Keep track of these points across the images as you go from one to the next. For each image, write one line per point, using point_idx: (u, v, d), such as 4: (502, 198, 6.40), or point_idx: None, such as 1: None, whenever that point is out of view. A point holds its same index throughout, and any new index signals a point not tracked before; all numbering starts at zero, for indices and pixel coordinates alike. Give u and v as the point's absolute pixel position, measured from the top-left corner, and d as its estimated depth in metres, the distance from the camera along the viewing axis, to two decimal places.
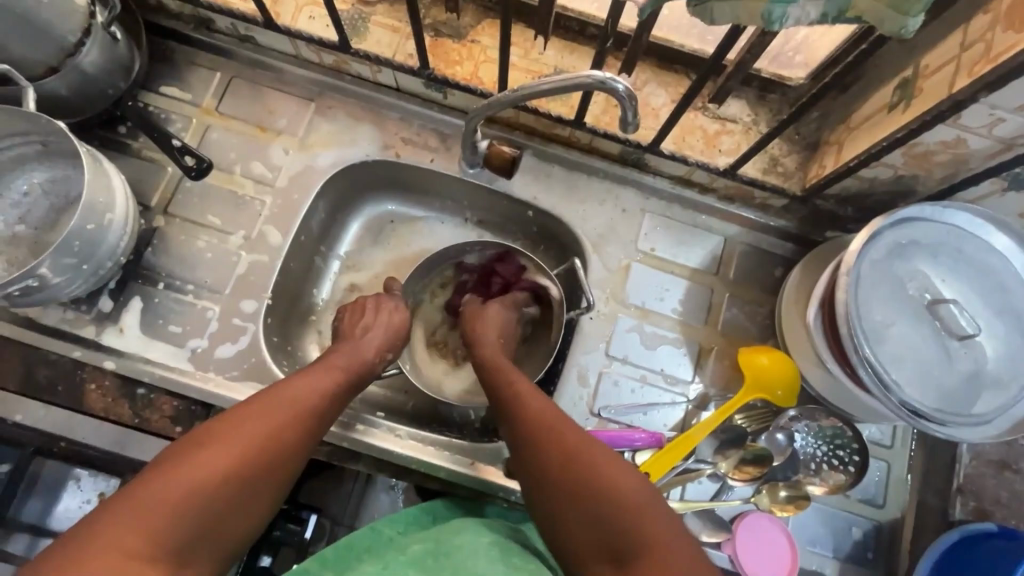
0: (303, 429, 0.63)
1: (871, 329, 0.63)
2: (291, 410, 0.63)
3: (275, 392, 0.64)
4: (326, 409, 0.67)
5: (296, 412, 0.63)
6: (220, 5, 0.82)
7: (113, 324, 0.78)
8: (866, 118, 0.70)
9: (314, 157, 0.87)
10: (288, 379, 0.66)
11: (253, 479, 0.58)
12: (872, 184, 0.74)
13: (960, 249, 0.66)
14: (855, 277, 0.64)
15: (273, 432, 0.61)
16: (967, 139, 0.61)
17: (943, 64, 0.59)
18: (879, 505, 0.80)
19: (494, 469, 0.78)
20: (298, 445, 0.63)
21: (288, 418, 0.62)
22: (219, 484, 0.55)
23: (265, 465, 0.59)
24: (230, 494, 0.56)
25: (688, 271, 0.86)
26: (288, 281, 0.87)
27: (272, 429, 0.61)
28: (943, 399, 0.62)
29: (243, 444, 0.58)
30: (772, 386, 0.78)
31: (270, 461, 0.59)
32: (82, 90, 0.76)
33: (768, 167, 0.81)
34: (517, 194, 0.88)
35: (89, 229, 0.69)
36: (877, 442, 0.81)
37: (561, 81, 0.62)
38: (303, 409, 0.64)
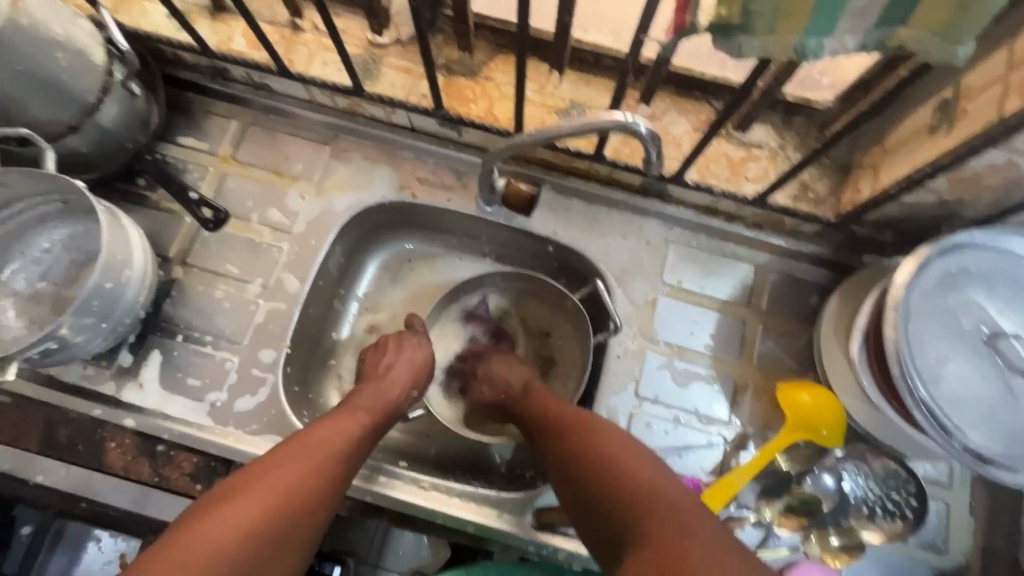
0: (337, 472, 0.62)
1: (926, 368, 0.59)
2: (322, 455, 0.62)
3: (302, 438, 0.63)
4: (352, 449, 0.65)
5: (323, 453, 0.62)
6: (235, 56, 0.83)
7: (133, 379, 0.77)
8: (904, 141, 0.66)
9: (330, 202, 0.86)
10: (313, 426, 0.65)
11: (289, 523, 0.55)
12: (913, 209, 0.70)
13: (1016, 277, 0.62)
14: (906, 311, 0.60)
15: (306, 475, 0.59)
16: (1019, 162, 0.57)
17: (988, 85, 0.55)
18: (941, 549, 0.74)
19: (523, 520, 0.74)
20: (331, 486, 0.60)
21: (320, 462, 0.61)
22: (252, 531, 0.52)
23: (298, 509, 0.57)
24: (265, 540, 0.53)
25: (718, 302, 0.83)
26: (306, 327, 0.86)
27: (297, 472, 0.59)
28: (1010, 441, 0.58)
29: (274, 486, 0.57)
30: (817, 424, 0.73)
31: (305, 507, 0.57)
32: (101, 147, 0.77)
33: (799, 193, 0.78)
34: (537, 230, 0.85)
35: (108, 287, 0.69)
36: (934, 481, 0.75)
37: (579, 126, 0.60)
38: (333, 450, 0.63)
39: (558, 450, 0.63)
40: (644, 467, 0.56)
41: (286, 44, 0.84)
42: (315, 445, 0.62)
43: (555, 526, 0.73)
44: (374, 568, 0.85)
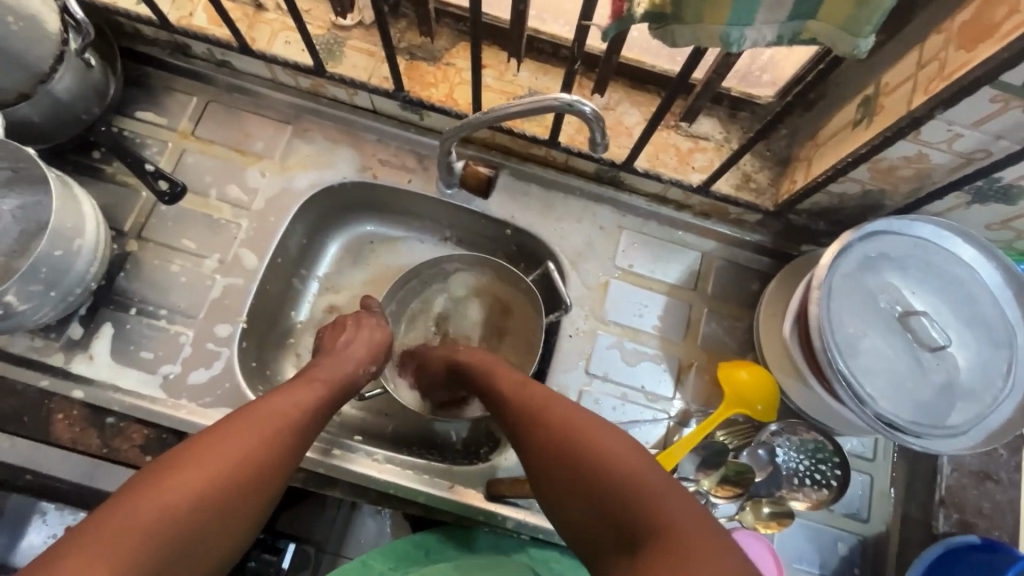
0: (286, 449, 0.61)
1: (844, 342, 0.64)
2: (271, 427, 0.61)
3: (255, 409, 0.62)
4: (308, 425, 0.66)
5: (278, 426, 0.62)
6: (195, 32, 0.82)
7: (83, 351, 0.76)
8: (832, 134, 0.71)
9: (291, 179, 0.87)
10: (271, 395, 0.65)
11: (231, 496, 0.56)
12: (841, 199, 0.75)
13: (928, 261, 0.67)
14: (827, 289, 0.65)
15: (252, 450, 0.59)
16: (929, 154, 0.62)
17: (901, 82, 0.60)
18: (864, 519, 0.80)
19: (475, 493, 0.76)
20: (277, 463, 0.60)
21: (269, 436, 0.60)
22: (191, 504, 0.53)
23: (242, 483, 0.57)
24: (201, 512, 0.53)
25: (667, 286, 0.87)
26: (264, 304, 0.86)
27: (250, 444, 0.59)
28: (918, 410, 0.63)
29: (226, 459, 0.57)
30: (752, 400, 0.78)
31: (248, 483, 0.57)
32: (53, 116, 0.76)
33: (741, 183, 0.83)
34: (495, 213, 0.88)
35: (57, 255, 0.68)
36: (859, 455, 0.81)
37: (530, 103, 0.63)
38: (284, 425, 0.63)
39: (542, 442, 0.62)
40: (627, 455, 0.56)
41: (248, 21, 0.84)
42: (271, 416, 0.62)
43: (505, 497, 0.75)
44: (334, 557, 0.86)
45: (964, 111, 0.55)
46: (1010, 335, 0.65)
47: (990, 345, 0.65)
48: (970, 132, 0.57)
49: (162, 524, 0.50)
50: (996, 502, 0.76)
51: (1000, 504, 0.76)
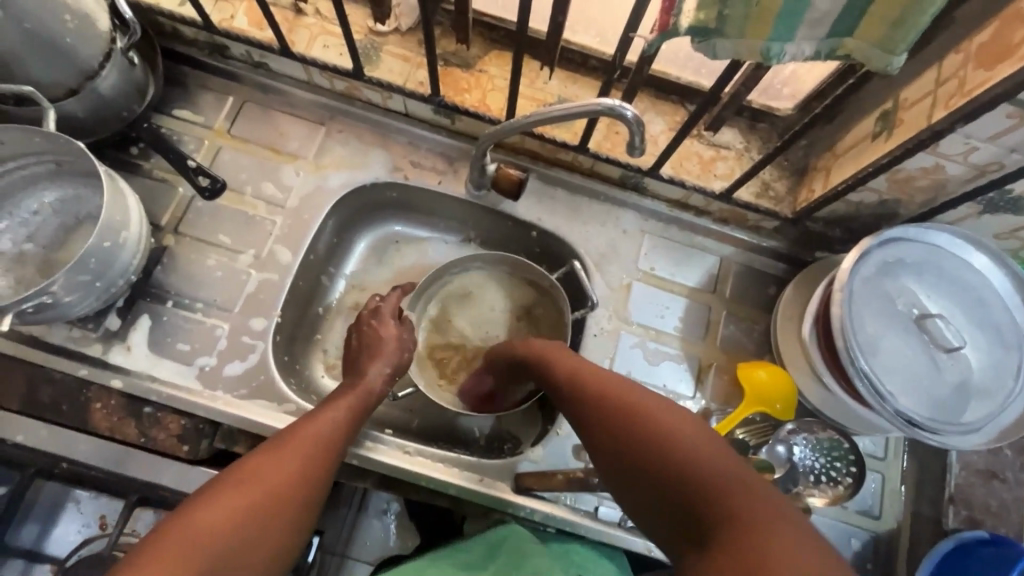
0: (320, 466, 0.64)
1: (865, 342, 0.67)
2: (304, 445, 0.64)
3: (286, 433, 0.65)
4: (343, 440, 0.68)
5: (315, 443, 0.65)
6: (236, 34, 0.85)
7: (121, 342, 0.78)
8: (851, 146, 0.75)
9: (326, 178, 0.89)
10: (308, 415, 0.68)
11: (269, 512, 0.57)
12: (858, 208, 0.79)
13: (943, 267, 0.70)
14: (849, 292, 0.68)
15: (288, 470, 0.61)
16: (945, 166, 0.66)
17: (920, 98, 0.64)
18: (876, 516, 0.83)
19: (504, 486, 0.78)
20: (312, 480, 0.62)
21: (303, 454, 0.63)
22: (230, 523, 0.54)
23: (279, 500, 0.58)
24: (242, 530, 0.54)
25: (687, 289, 0.90)
26: (295, 300, 0.88)
27: (293, 462, 0.61)
28: (935, 408, 0.66)
29: (273, 480, 0.59)
30: (772, 399, 0.81)
31: (290, 496, 0.59)
32: (98, 112, 0.78)
33: (761, 191, 0.86)
34: (522, 216, 0.91)
35: (105, 246, 0.70)
36: (872, 454, 0.85)
37: (571, 108, 0.66)
38: (316, 443, 0.65)
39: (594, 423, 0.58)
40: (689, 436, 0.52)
41: (288, 25, 0.87)
42: (311, 434, 0.65)
43: (532, 490, 0.77)
44: (343, 558, 0.89)
45: (982, 125, 0.59)
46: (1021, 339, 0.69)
47: (1001, 347, 0.68)
48: (986, 145, 0.61)
49: (206, 542, 0.51)
50: (1002, 499, 0.80)
51: (1007, 502, 0.80)
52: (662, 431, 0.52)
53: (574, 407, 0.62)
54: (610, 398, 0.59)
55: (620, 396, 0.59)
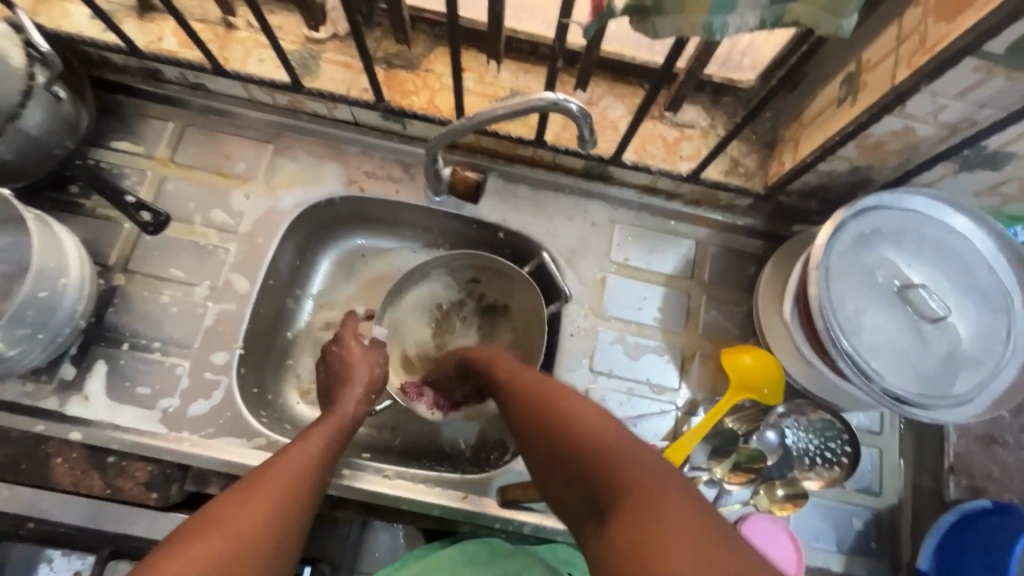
0: (310, 499, 0.60)
1: (846, 320, 0.64)
2: (291, 483, 0.59)
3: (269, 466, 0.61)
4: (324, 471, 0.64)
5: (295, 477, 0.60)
6: (166, 56, 0.81)
7: (78, 392, 0.74)
8: (817, 114, 0.71)
9: (277, 198, 0.85)
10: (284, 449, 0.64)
11: (260, 552, 0.52)
12: (831, 178, 0.75)
13: (923, 234, 0.67)
14: (825, 269, 0.65)
15: (270, 508, 0.56)
16: (915, 127, 0.62)
17: (883, 58, 0.60)
18: (876, 492, 0.80)
19: (491, 501, 0.75)
20: (296, 516, 0.57)
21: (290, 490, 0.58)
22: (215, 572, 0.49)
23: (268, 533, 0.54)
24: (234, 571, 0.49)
25: (664, 277, 0.87)
26: (259, 327, 0.85)
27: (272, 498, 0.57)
28: (924, 382, 0.63)
29: (255, 519, 0.54)
30: (758, 384, 0.78)
31: (274, 536, 0.54)
32: (26, 154, 0.74)
33: (730, 169, 0.82)
34: (486, 217, 0.87)
35: (42, 296, 0.67)
36: (868, 429, 0.82)
37: (516, 104, 0.62)
38: (305, 472, 0.62)
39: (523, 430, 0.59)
40: (625, 445, 0.52)
41: (220, 41, 0.82)
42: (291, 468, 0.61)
43: (519, 502, 0.74)
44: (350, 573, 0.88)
45: (948, 83, 0.55)
46: (1008, 301, 0.66)
47: (989, 312, 0.65)
48: (955, 103, 0.57)
49: None
50: (1004, 464, 0.78)
51: (1009, 466, 0.78)
52: (602, 442, 0.52)
53: (521, 417, 0.60)
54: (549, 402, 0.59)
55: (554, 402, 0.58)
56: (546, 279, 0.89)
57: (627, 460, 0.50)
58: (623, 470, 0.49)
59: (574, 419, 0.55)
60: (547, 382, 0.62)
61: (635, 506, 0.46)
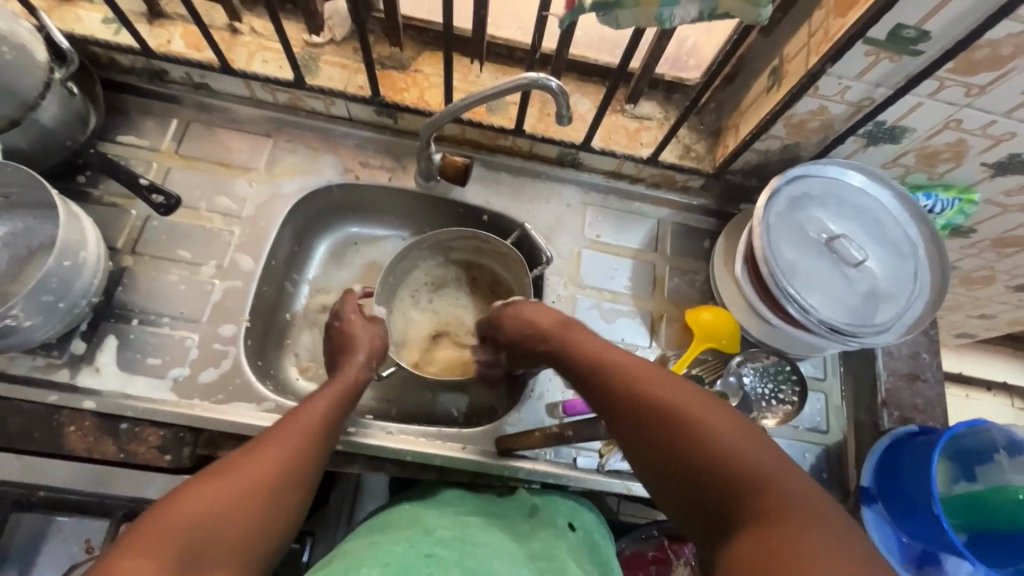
0: (308, 455, 0.65)
1: (785, 267, 0.76)
2: (296, 437, 0.66)
3: (273, 430, 0.67)
4: (330, 431, 0.70)
5: (300, 434, 0.67)
6: (175, 57, 0.88)
7: (89, 365, 0.78)
8: (751, 101, 0.85)
9: (279, 186, 0.92)
10: (297, 408, 0.70)
11: (265, 495, 0.59)
12: (767, 156, 0.88)
13: (842, 196, 0.80)
14: (766, 226, 0.77)
15: (279, 459, 0.63)
16: (828, 106, 0.76)
17: (798, 50, 0.74)
18: (824, 431, 0.91)
19: (488, 450, 0.83)
20: (302, 468, 0.64)
21: (296, 445, 0.65)
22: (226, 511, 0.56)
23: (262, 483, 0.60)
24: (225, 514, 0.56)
25: (632, 251, 0.98)
26: (261, 305, 0.90)
27: (279, 452, 0.63)
28: (852, 315, 0.75)
29: (264, 467, 0.61)
30: (718, 336, 0.90)
31: (280, 482, 0.61)
32: (42, 142, 0.79)
33: (683, 153, 0.95)
34: (471, 201, 0.97)
35: (65, 267, 0.71)
36: (814, 377, 0.94)
37: (502, 85, 0.73)
38: (303, 434, 0.67)
39: (632, 428, 0.63)
40: (734, 442, 0.56)
41: (225, 44, 0.90)
42: (298, 424, 0.68)
43: (514, 450, 0.81)
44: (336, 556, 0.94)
45: (847, 66, 0.69)
46: (913, 248, 0.79)
47: (897, 257, 0.79)
48: (855, 83, 0.71)
49: (202, 527, 0.53)
50: (926, 397, 0.91)
51: (930, 398, 0.91)
52: (714, 444, 0.56)
53: (626, 408, 0.64)
54: (655, 400, 0.62)
55: (656, 400, 0.62)
56: (528, 255, 0.99)
57: (739, 459, 0.55)
58: (744, 476, 0.54)
59: (680, 417, 0.60)
60: (646, 376, 0.65)
61: (765, 520, 0.50)
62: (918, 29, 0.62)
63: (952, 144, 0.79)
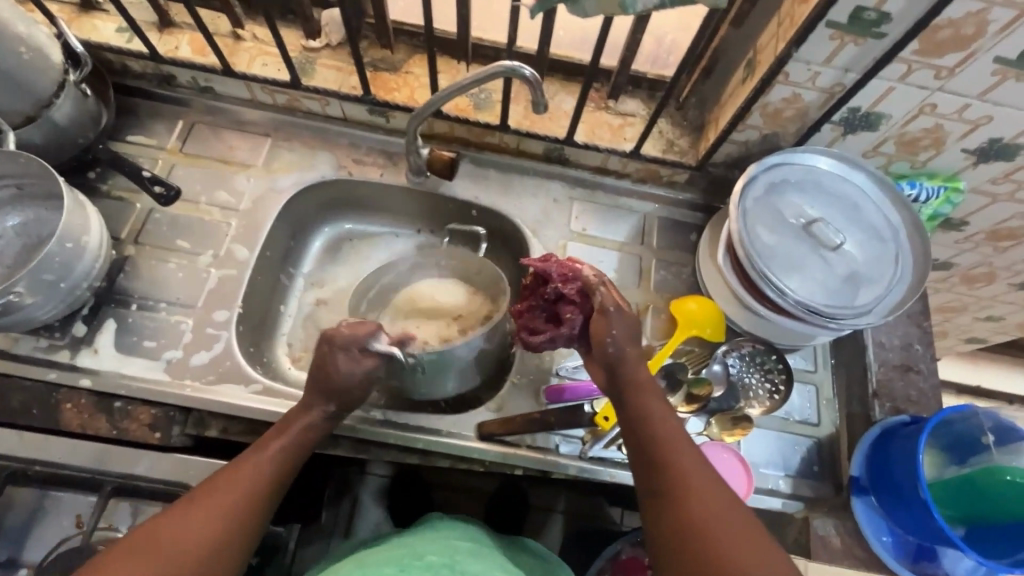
0: (241, 521, 0.61)
1: (763, 250, 0.77)
2: (230, 498, 0.61)
3: (214, 482, 0.62)
4: (274, 487, 0.65)
5: (238, 492, 0.62)
6: (181, 61, 0.94)
7: (88, 346, 0.81)
8: (729, 94, 0.87)
9: (275, 181, 0.97)
10: (243, 456, 0.66)
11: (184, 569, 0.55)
12: (747, 147, 0.90)
13: (820, 182, 0.81)
14: (743, 210, 0.78)
15: (208, 525, 0.58)
16: (801, 93, 0.78)
17: (768, 39, 0.76)
18: (815, 423, 0.89)
19: (471, 435, 0.84)
20: (233, 536, 0.60)
21: (229, 506, 0.61)
22: None
23: (205, 549, 0.57)
24: None
25: (618, 243, 0.99)
26: (256, 295, 0.93)
27: (209, 516, 0.59)
28: (831, 297, 0.75)
29: (189, 536, 0.57)
30: (703, 325, 0.90)
31: (204, 554, 0.57)
32: (57, 138, 0.85)
33: (667, 148, 0.97)
34: (460, 195, 1.00)
35: (68, 248, 0.75)
36: (804, 369, 0.92)
37: (480, 72, 0.76)
38: (246, 490, 0.63)
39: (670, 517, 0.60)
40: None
41: (228, 50, 0.96)
42: (240, 481, 0.63)
43: (496, 436, 0.82)
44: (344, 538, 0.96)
45: (813, 51, 0.71)
46: (894, 233, 0.80)
47: (877, 242, 0.79)
48: (825, 69, 0.73)
49: None
50: (919, 389, 0.89)
51: (923, 390, 0.89)
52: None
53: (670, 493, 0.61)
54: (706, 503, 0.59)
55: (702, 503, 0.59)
56: (517, 247, 1.01)
57: None
58: None
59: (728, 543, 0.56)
60: (698, 474, 0.61)
61: None
62: (878, 10, 0.64)
63: (930, 129, 0.79)
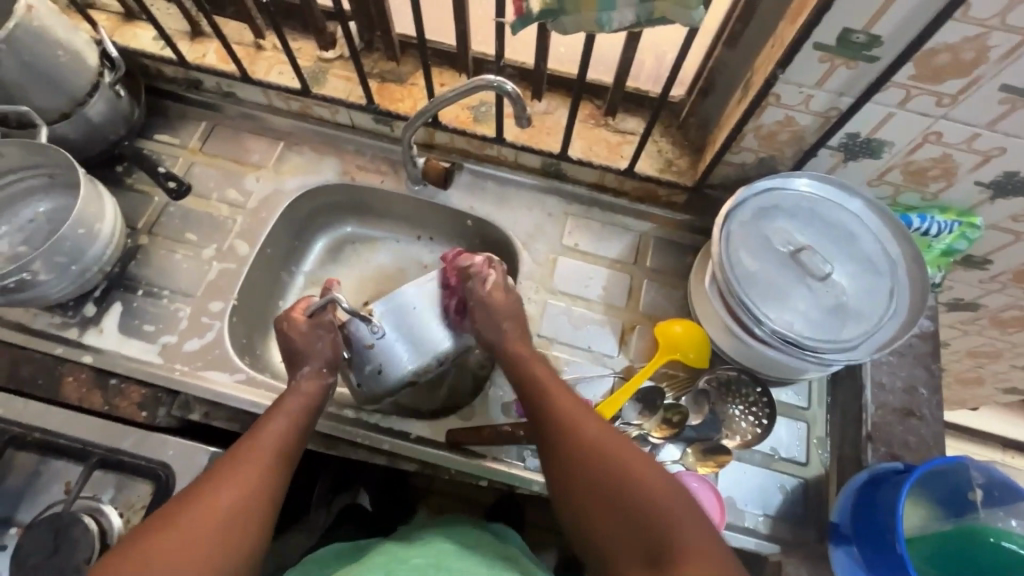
0: (264, 481, 0.64)
1: (744, 275, 0.74)
2: (251, 463, 0.64)
3: (231, 456, 0.66)
4: (289, 452, 0.69)
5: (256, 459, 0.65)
6: (206, 67, 1.01)
7: (95, 326, 0.88)
8: (726, 115, 0.85)
9: (282, 182, 1.02)
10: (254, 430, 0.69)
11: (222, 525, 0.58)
12: (744, 169, 0.87)
13: (814, 209, 0.78)
14: (727, 233, 0.75)
15: (236, 489, 0.61)
16: (795, 116, 0.75)
17: (761, 60, 0.74)
18: (803, 462, 0.85)
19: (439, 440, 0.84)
20: (262, 496, 0.63)
21: (249, 471, 0.64)
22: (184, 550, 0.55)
23: (240, 508, 0.60)
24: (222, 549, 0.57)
25: (609, 261, 0.98)
26: (255, 289, 0.98)
27: (235, 481, 0.62)
28: (812, 327, 0.72)
29: (221, 499, 0.60)
30: (684, 349, 0.87)
31: (239, 512, 0.60)
32: (88, 134, 0.93)
33: (664, 167, 0.96)
34: (455, 204, 1.02)
35: (80, 233, 0.82)
36: (795, 404, 0.88)
37: (465, 85, 0.78)
38: (264, 456, 0.66)
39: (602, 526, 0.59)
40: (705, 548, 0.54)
41: (250, 58, 1.03)
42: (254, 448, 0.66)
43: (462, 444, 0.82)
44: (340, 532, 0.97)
45: (802, 73, 0.68)
46: (890, 265, 0.76)
47: (869, 274, 0.75)
48: (817, 91, 0.70)
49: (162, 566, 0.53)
50: (921, 436, 0.83)
51: (925, 438, 0.82)
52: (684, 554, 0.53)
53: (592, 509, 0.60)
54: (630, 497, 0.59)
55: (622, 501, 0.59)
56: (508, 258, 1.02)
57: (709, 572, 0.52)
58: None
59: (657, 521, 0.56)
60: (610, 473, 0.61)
61: None
62: (867, 33, 0.62)
63: (938, 159, 0.75)
